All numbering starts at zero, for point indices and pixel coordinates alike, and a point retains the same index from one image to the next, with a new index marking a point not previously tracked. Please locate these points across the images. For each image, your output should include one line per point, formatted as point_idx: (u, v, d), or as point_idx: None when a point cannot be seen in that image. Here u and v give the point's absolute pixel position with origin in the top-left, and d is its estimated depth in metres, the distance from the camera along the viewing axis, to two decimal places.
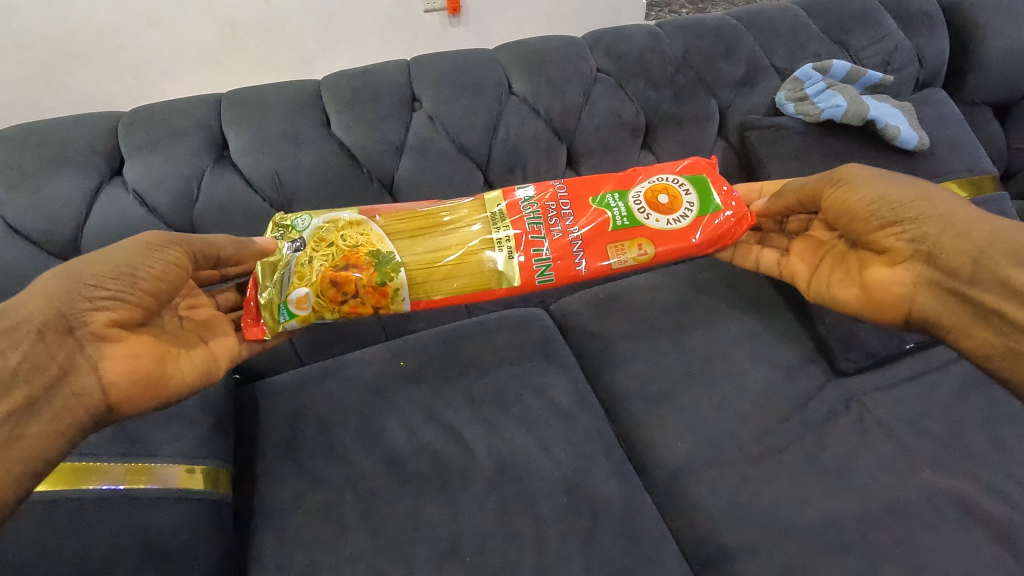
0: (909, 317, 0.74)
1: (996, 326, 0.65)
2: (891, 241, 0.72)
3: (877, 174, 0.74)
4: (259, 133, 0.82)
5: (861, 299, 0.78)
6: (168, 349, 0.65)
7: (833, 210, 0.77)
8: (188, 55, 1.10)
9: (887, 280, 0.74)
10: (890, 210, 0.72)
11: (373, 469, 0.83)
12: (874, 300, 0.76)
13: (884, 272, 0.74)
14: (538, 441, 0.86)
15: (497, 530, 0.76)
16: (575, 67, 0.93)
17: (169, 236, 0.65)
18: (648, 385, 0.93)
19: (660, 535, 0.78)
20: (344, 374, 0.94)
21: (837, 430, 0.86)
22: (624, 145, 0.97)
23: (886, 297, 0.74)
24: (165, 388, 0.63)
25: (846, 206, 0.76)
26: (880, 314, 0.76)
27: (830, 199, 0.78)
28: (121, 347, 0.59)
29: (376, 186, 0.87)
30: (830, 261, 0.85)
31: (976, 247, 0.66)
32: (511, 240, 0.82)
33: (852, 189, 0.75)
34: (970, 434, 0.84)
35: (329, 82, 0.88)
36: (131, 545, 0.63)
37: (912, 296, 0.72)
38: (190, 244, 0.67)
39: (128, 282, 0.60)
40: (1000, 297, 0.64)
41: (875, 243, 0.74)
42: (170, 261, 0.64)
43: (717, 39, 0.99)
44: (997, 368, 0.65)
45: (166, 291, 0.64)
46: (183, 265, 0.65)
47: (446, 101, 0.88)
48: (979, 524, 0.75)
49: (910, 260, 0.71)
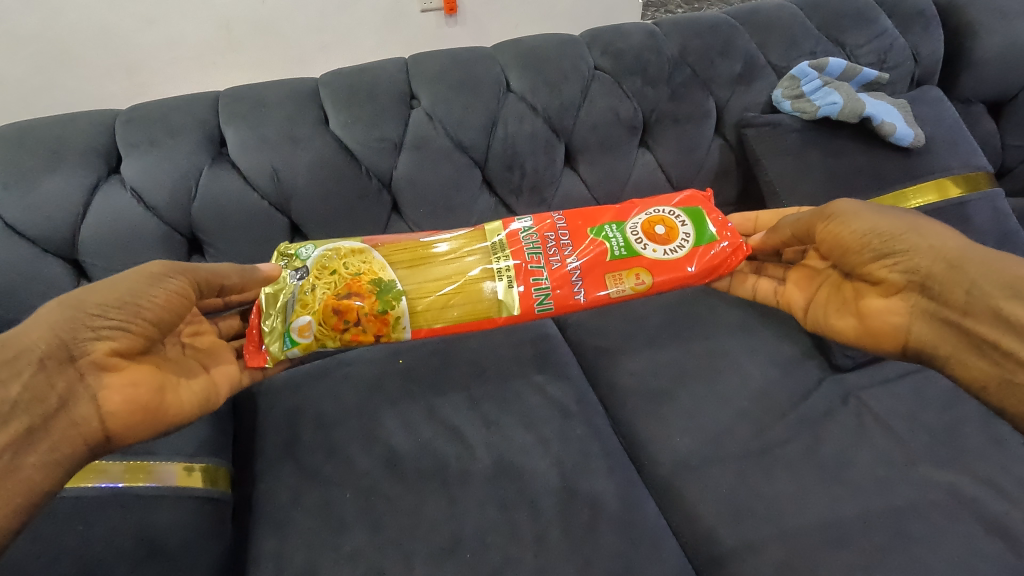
0: (906, 347, 0.75)
1: (991, 356, 0.65)
2: (884, 272, 0.75)
3: (869, 208, 0.78)
4: (256, 131, 0.82)
5: (859, 329, 0.80)
6: (168, 377, 0.65)
7: (828, 242, 0.81)
8: (185, 56, 1.10)
9: (883, 310, 0.76)
10: (882, 242, 0.75)
11: (372, 466, 0.83)
12: (870, 330, 0.78)
13: (879, 302, 0.77)
14: (537, 438, 0.86)
15: (497, 526, 0.76)
16: (573, 65, 0.94)
17: (174, 265, 0.66)
18: (647, 382, 0.93)
19: (659, 531, 0.78)
20: (343, 372, 0.94)
21: (835, 425, 0.86)
22: (621, 143, 0.97)
23: (883, 327, 0.76)
24: (164, 416, 0.64)
25: (839, 238, 0.79)
26: (878, 344, 0.78)
27: (824, 233, 0.81)
28: (120, 375, 0.60)
29: (375, 184, 0.88)
30: (827, 291, 0.88)
31: (969, 278, 0.67)
32: (511, 270, 0.88)
33: (845, 222, 0.78)
34: (966, 429, 0.84)
35: (328, 80, 0.88)
36: (130, 543, 0.63)
37: (908, 326, 0.74)
38: (195, 274, 0.67)
39: (131, 312, 0.61)
40: (995, 328, 0.64)
41: (869, 274, 0.77)
42: (174, 290, 0.64)
43: (715, 37, 1.00)
44: (994, 399, 0.65)
45: (169, 320, 0.64)
46: (187, 294, 0.66)
47: (443, 99, 0.88)
48: (977, 518, 0.75)
49: (905, 291, 0.74)
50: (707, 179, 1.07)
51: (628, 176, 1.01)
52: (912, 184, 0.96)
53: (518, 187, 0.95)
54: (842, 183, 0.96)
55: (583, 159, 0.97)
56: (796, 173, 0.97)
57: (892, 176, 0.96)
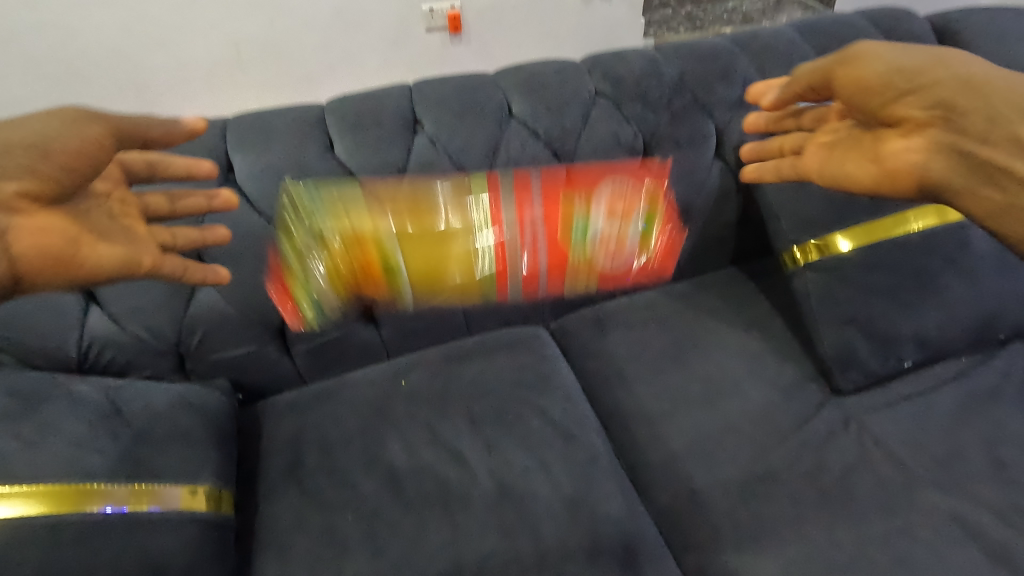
0: (920, 187, 0.72)
1: (1001, 183, 0.67)
2: (905, 111, 0.70)
3: (889, 47, 0.73)
4: (265, 158, 0.84)
5: (874, 174, 0.76)
6: (83, 231, 0.59)
7: (848, 89, 0.74)
8: (196, 75, 1.13)
9: (902, 149, 0.72)
10: (906, 78, 0.69)
11: (374, 489, 0.83)
12: (885, 173, 0.74)
13: (898, 142, 0.72)
14: (538, 461, 0.86)
15: (497, 550, 0.76)
16: (573, 91, 0.95)
17: (90, 113, 0.60)
18: (648, 406, 0.94)
19: (661, 555, 0.78)
20: (346, 396, 0.96)
21: (836, 450, 0.86)
22: (621, 166, 0.98)
23: (898, 167, 0.73)
24: (79, 267, 0.58)
25: (859, 81, 0.72)
26: (891, 187, 0.75)
27: (842, 79, 0.74)
28: (31, 219, 0.54)
29: (379, 208, 0.89)
30: (843, 151, 0.81)
31: (989, 105, 0.67)
32: None
33: (864, 63, 0.72)
34: (970, 454, 0.84)
35: (334, 107, 0.90)
36: (133, 568, 0.63)
37: (926, 163, 0.70)
38: (114, 121, 0.61)
39: (38, 155, 0.55)
40: (1005, 151, 0.66)
41: (888, 116, 0.72)
42: (91, 136, 0.58)
43: (714, 63, 1.01)
44: (1010, 228, 0.67)
45: (81, 177, 0.58)
46: (105, 144, 0.59)
47: (446, 125, 0.90)
48: (980, 546, 0.75)
49: (927, 126, 0.69)
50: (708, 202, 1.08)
51: None
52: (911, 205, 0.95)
53: None
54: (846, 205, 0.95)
55: None
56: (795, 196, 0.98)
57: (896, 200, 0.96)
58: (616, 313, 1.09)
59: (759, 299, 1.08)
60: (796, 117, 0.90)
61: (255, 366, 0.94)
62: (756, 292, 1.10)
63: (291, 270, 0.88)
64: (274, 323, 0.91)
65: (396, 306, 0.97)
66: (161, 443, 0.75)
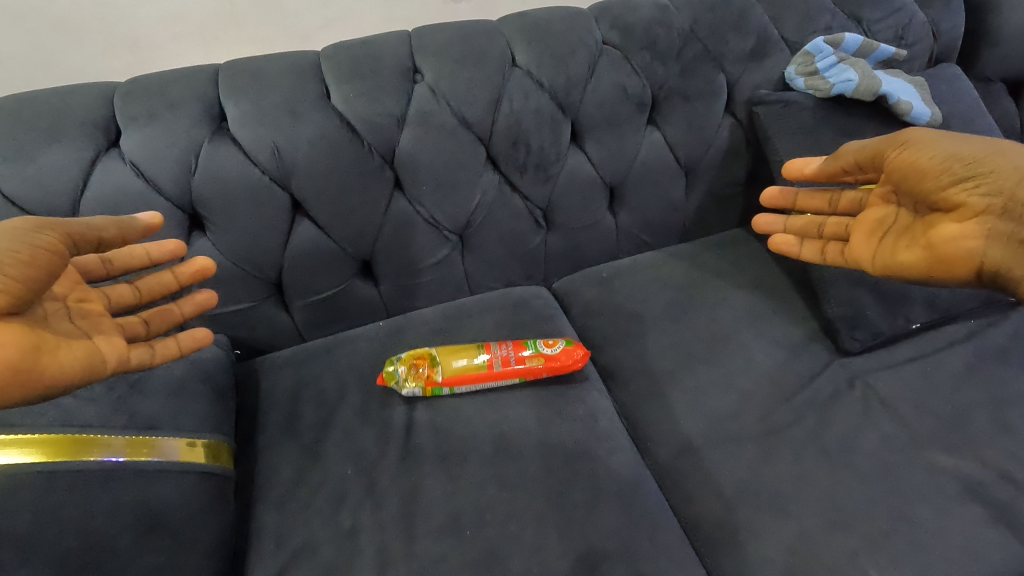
0: (979, 273, 0.68)
1: None
2: (964, 196, 0.68)
3: (942, 136, 0.72)
4: (258, 105, 0.80)
5: (928, 259, 0.73)
6: (44, 338, 0.58)
7: (899, 169, 0.74)
8: (189, 31, 1.00)
9: (956, 235, 0.69)
10: (964, 165, 0.68)
11: (373, 444, 0.83)
12: (939, 258, 0.71)
13: (952, 227, 0.70)
14: (538, 418, 0.85)
15: (497, 504, 0.76)
16: (580, 39, 0.90)
17: (41, 222, 0.58)
18: (650, 365, 0.93)
19: (661, 510, 0.78)
20: (345, 352, 0.95)
21: (840, 409, 0.85)
22: (628, 120, 0.95)
23: (954, 252, 0.69)
24: (39, 379, 0.56)
25: (914, 164, 0.72)
26: (948, 273, 0.71)
27: (895, 160, 0.74)
28: None
29: (377, 160, 0.86)
30: (893, 236, 0.78)
31: None
32: None
33: (922, 148, 0.72)
34: (975, 415, 0.83)
35: (330, 54, 0.86)
36: (132, 517, 0.63)
37: (985, 250, 0.67)
38: (65, 228, 0.60)
39: None
40: None
41: (944, 200, 0.70)
42: (42, 246, 0.57)
43: (728, 11, 0.96)
44: None
45: (36, 279, 0.56)
46: (58, 251, 0.58)
47: (447, 73, 0.86)
48: (981, 503, 0.75)
49: (983, 214, 0.67)
50: (715, 159, 1.05)
51: (636, 155, 0.99)
52: None
53: (522, 165, 0.92)
54: None
55: (589, 136, 0.95)
56: (806, 152, 0.95)
57: None
58: (620, 273, 1.07)
59: (765, 259, 1.06)
60: (830, 200, 0.90)
61: (253, 321, 0.93)
62: (762, 252, 1.08)
63: (286, 223, 0.85)
64: (272, 278, 0.89)
65: (394, 262, 0.95)
66: (157, 395, 0.74)
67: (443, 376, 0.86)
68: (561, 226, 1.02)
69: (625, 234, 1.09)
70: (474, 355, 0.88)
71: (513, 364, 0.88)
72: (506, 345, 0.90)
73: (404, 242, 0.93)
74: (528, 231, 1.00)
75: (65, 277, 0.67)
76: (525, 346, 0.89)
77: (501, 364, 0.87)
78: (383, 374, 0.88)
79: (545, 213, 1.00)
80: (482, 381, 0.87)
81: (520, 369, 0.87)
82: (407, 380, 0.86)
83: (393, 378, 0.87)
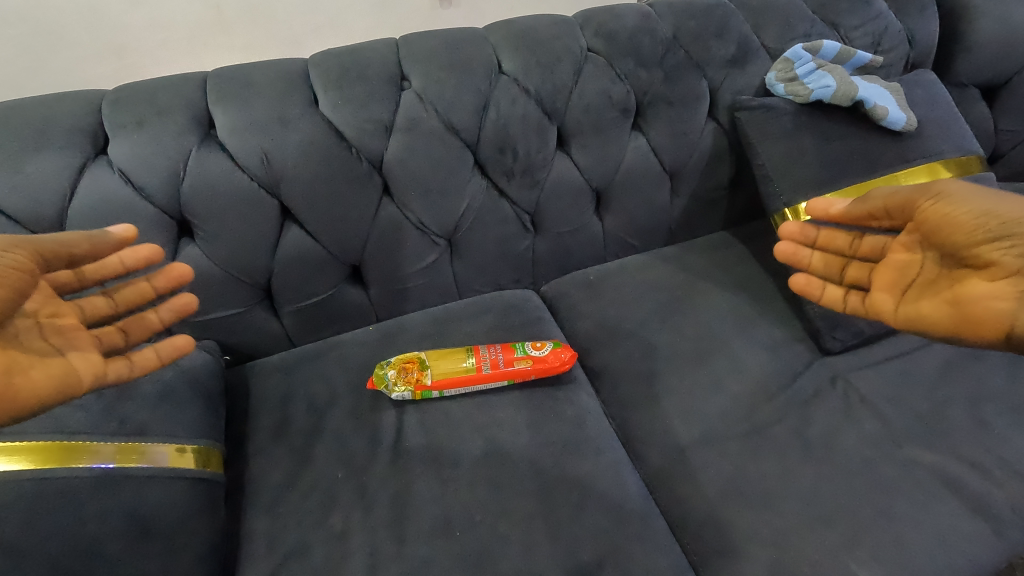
0: (1006, 338, 0.63)
1: None
2: (996, 255, 0.64)
3: (980, 192, 0.69)
4: (247, 113, 0.81)
5: (953, 316, 0.68)
6: (13, 358, 0.59)
7: (931, 221, 0.70)
8: (174, 38, 1.01)
9: (986, 295, 0.65)
10: (999, 224, 0.64)
11: (363, 449, 0.84)
12: (965, 318, 0.67)
13: (983, 286, 0.65)
14: (528, 420, 0.86)
15: (487, 505, 0.77)
16: (565, 47, 0.92)
17: (12, 239, 0.61)
18: (637, 366, 0.95)
19: (649, 509, 0.79)
20: (335, 356, 0.96)
21: (821, 407, 0.87)
22: (613, 126, 0.97)
23: (981, 313, 0.65)
24: (10, 399, 0.58)
25: (947, 218, 0.69)
26: (971, 333, 0.66)
27: (927, 211, 0.71)
28: None
29: (365, 166, 0.86)
30: (919, 288, 0.74)
31: None
32: None
33: (955, 202, 0.69)
34: (953, 411, 0.85)
35: (318, 61, 0.87)
36: (123, 522, 0.63)
37: (1016, 313, 0.62)
38: (36, 245, 0.62)
39: None
40: None
41: (975, 257, 0.66)
42: (10, 263, 0.60)
43: (710, 19, 0.98)
44: None
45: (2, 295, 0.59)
46: (25, 268, 0.61)
47: (435, 81, 0.87)
48: (957, 497, 0.77)
49: (1016, 276, 0.63)
50: (699, 164, 1.07)
51: (622, 160, 1.01)
52: (906, 167, 0.96)
53: (509, 170, 0.93)
54: (836, 165, 0.95)
55: (575, 142, 0.96)
56: (787, 156, 0.96)
57: (886, 160, 0.95)
58: (606, 276, 1.08)
59: (748, 262, 1.09)
60: (853, 242, 0.86)
61: (243, 326, 0.93)
62: (746, 255, 1.10)
63: (275, 230, 0.86)
64: (261, 284, 0.90)
65: (384, 267, 0.96)
66: (146, 401, 0.74)
67: (432, 380, 0.87)
68: (548, 231, 1.04)
69: (612, 238, 1.10)
70: (463, 359, 0.89)
71: (502, 367, 0.89)
72: (495, 348, 0.91)
73: (391, 248, 0.94)
74: (516, 235, 1.01)
75: (36, 292, 0.66)
76: (513, 349, 0.91)
77: (490, 367, 0.88)
78: (374, 378, 0.89)
79: (532, 218, 1.01)
80: (471, 384, 0.88)
81: (507, 372, 0.88)
82: (397, 384, 0.87)
83: (383, 382, 0.88)
